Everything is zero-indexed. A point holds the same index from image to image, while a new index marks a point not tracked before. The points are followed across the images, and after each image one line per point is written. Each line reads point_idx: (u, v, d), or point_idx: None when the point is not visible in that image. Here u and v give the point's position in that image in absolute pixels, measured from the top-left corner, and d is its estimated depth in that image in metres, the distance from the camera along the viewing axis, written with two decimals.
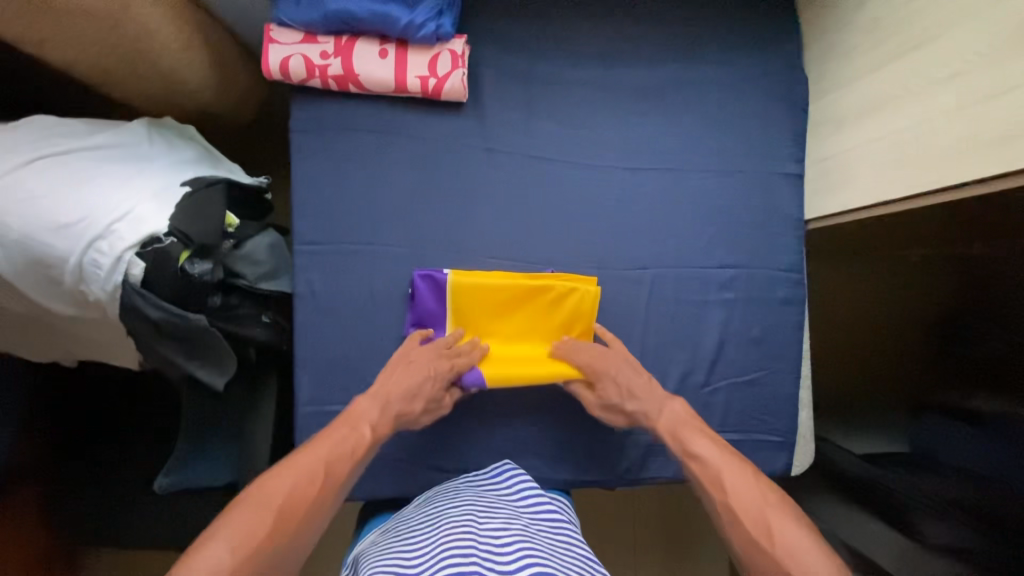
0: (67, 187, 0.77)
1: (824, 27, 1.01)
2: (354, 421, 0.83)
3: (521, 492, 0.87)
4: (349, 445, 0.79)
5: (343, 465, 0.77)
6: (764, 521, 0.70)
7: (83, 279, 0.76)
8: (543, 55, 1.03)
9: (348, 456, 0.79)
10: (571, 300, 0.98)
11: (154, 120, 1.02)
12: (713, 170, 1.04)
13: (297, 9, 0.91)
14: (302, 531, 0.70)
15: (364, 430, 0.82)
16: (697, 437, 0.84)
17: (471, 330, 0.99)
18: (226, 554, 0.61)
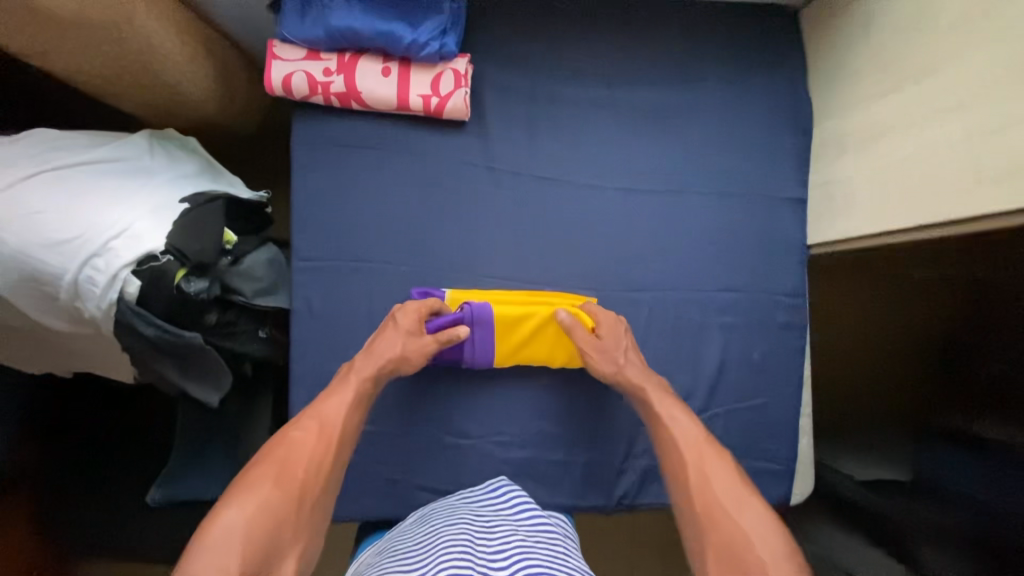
0: (65, 202, 0.76)
1: (829, 51, 1.00)
2: (352, 379, 0.84)
3: (517, 506, 0.86)
4: (354, 406, 0.82)
5: (351, 424, 0.81)
6: (726, 513, 0.69)
7: (78, 296, 0.76)
8: (547, 75, 1.02)
9: (353, 414, 0.82)
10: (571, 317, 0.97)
11: (156, 132, 1.02)
12: (716, 192, 1.03)
13: (301, 27, 0.91)
14: (323, 489, 0.73)
15: (357, 382, 0.84)
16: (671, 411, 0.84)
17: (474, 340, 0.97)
18: (243, 517, 0.64)
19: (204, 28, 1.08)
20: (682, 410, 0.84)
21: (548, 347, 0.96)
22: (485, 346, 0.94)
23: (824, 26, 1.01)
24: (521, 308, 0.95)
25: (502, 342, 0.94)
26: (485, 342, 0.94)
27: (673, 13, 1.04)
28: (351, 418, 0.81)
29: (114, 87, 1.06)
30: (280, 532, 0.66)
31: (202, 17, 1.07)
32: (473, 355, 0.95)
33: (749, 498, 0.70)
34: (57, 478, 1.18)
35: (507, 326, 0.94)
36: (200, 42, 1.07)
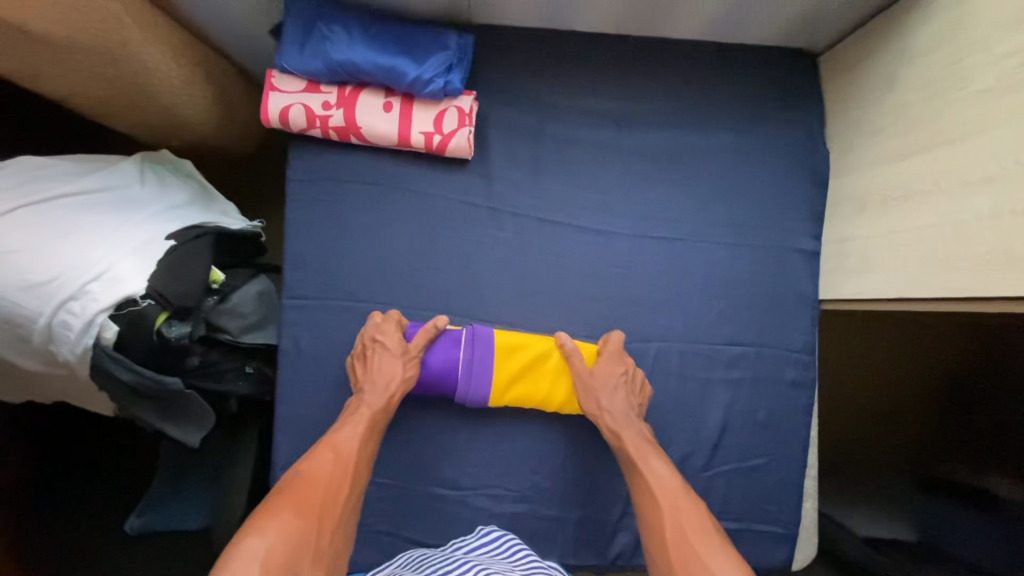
0: (46, 240, 0.73)
1: (849, 102, 0.97)
2: (364, 412, 0.83)
3: (515, 552, 0.82)
4: (368, 438, 0.81)
5: (366, 456, 0.80)
6: (689, 557, 0.71)
7: (53, 339, 0.72)
8: (554, 114, 0.98)
9: (367, 446, 0.81)
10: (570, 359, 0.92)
11: (149, 154, 0.98)
12: (727, 241, 0.99)
13: (300, 58, 0.88)
14: (340, 522, 0.72)
15: (368, 413, 0.83)
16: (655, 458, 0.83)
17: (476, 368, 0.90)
18: (266, 548, 0.63)
19: (203, 50, 1.05)
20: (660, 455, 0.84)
21: (546, 388, 0.92)
22: (479, 370, 0.90)
23: (843, 75, 0.98)
24: (517, 342, 0.91)
25: (498, 368, 0.90)
26: (479, 364, 0.90)
27: (688, 55, 1.00)
28: (366, 450, 0.81)
29: (108, 108, 1.02)
30: (300, 561, 0.65)
31: (201, 38, 1.04)
32: (467, 377, 0.90)
33: (721, 545, 0.72)
34: (35, 505, 1.12)
35: (503, 355, 0.90)
36: (199, 65, 1.03)
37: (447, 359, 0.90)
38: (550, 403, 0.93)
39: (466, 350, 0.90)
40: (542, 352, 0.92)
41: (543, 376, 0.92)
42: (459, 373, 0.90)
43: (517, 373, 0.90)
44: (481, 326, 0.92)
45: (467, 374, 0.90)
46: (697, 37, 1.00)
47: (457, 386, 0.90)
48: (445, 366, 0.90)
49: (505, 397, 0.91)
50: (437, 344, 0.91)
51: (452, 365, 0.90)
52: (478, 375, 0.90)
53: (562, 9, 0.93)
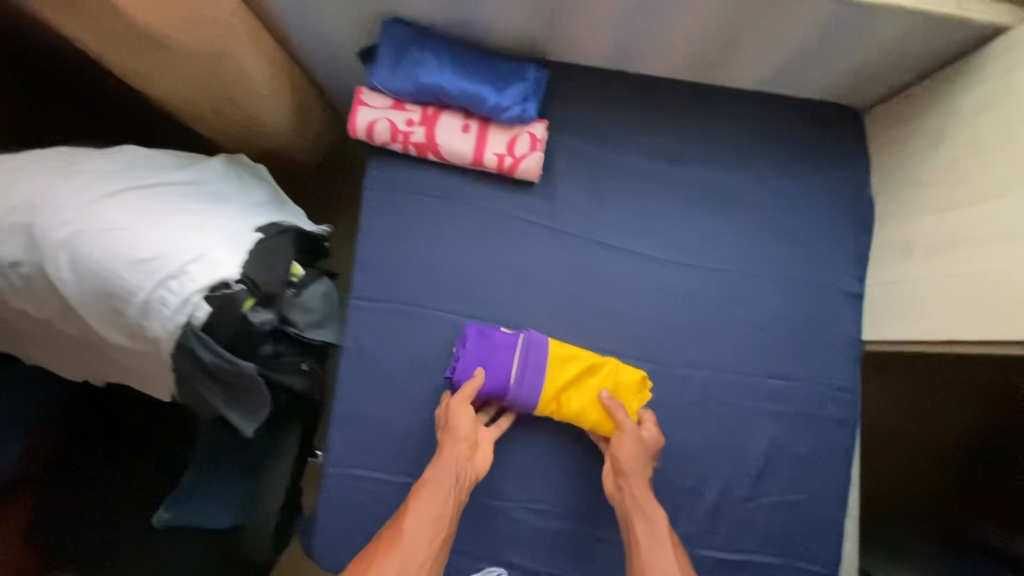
0: (151, 222, 0.78)
1: (897, 154, 1.03)
2: (426, 490, 0.84)
3: None
4: (433, 522, 0.81)
5: (430, 546, 0.79)
6: None
7: (147, 315, 0.75)
8: (617, 147, 1.05)
9: (432, 529, 0.80)
10: (615, 376, 0.94)
11: (231, 156, 1.04)
12: (775, 278, 1.04)
13: (392, 79, 0.95)
14: None
15: (433, 488, 0.84)
16: (658, 532, 0.84)
17: (532, 373, 0.92)
18: None
19: (293, 67, 1.13)
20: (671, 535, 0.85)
21: (593, 401, 0.93)
22: (533, 376, 0.92)
23: (890, 130, 1.04)
24: (566, 354, 0.94)
25: (550, 375, 0.92)
26: (532, 371, 0.92)
27: (742, 103, 1.08)
28: (431, 539, 0.80)
29: (197, 110, 1.10)
30: None
31: (291, 57, 1.12)
32: (520, 382, 0.92)
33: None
34: (44, 493, 1.12)
35: (555, 365, 0.93)
36: (287, 79, 1.11)
37: (501, 364, 0.92)
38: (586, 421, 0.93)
39: (521, 357, 0.92)
40: (590, 367, 0.94)
41: (590, 390, 0.93)
42: (509, 377, 0.92)
43: (568, 382, 0.92)
44: (536, 337, 0.94)
45: (520, 379, 0.92)
46: (754, 86, 1.07)
47: (508, 390, 0.92)
48: (498, 371, 0.92)
49: (549, 405, 0.93)
50: (490, 351, 0.93)
51: (505, 370, 0.92)
52: (530, 382, 0.92)
53: (633, 52, 1.01)
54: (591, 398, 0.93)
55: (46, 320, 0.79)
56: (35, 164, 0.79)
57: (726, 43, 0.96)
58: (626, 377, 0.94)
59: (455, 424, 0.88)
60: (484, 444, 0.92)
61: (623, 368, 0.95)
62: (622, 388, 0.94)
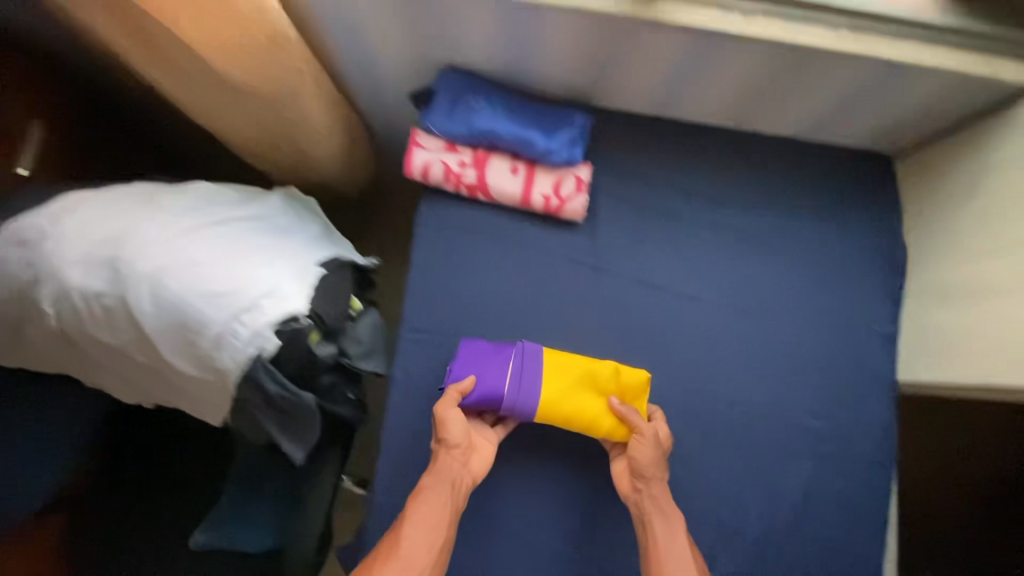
0: (227, 260, 0.82)
1: (930, 202, 1.06)
2: (422, 499, 0.84)
3: None
4: (434, 529, 0.82)
5: (433, 552, 0.81)
6: None
7: (218, 347, 0.79)
8: (659, 189, 1.10)
9: (434, 535, 0.82)
10: (618, 382, 0.94)
11: (285, 189, 1.08)
12: (812, 319, 1.07)
13: (447, 123, 1.01)
14: None
15: (432, 497, 0.84)
16: (673, 536, 0.86)
17: (525, 381, 0.93)
18: None
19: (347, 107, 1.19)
20: (685, 531, 0.87)
21: (592, 408, 0.93)
22: (527, 382, 0.93)
23: (922, 177, 1.08)
24: (564, 360, 0.95)
25: (545, 382, 0.93)
26: (530, 374, 0.93)
27: (777, 152, 1.13)
28: (432, 546, 0.81)
29: (255, 146, 1.15)
30: None
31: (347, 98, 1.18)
32: (515, 388, 0.92)
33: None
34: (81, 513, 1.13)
35: (555, 369, 0.94)
36: (342, 119, 1.17)
37: (500, 368, 0.93)
38: (599, 428, 0.93)
39: (516, 363, 0.93)
40: (595, 374, 0.94)
41: (589, 396, 0.93)
42: (510, 381, 0.93)
43: (563, 388, 0.93)
44: (531, 342, 0.96)
45: (515, 385, 0.92)
46: (790, 133, 1.12)
47: (503, 397, 0.92)
48: (491, 378, 0.93)
49: (555, 412, 0.93)
50: (487, 358, 0.94)
51: (498, 377, 0.93)
52: (526, 388, 0.92)
53: (675, 101, 1.06)
54: (590, 405, 0.93)
55: (119, 349, 0.82)
56: (118, 200, 0.83)
57: (768, 96, 1.00)
58: (630, 380, 0.94)
59: (449, 435, 0.88)
60: (479, 448, 0.93)
61: (625, 371, 0.94)
62: (627, 392, 0.94)
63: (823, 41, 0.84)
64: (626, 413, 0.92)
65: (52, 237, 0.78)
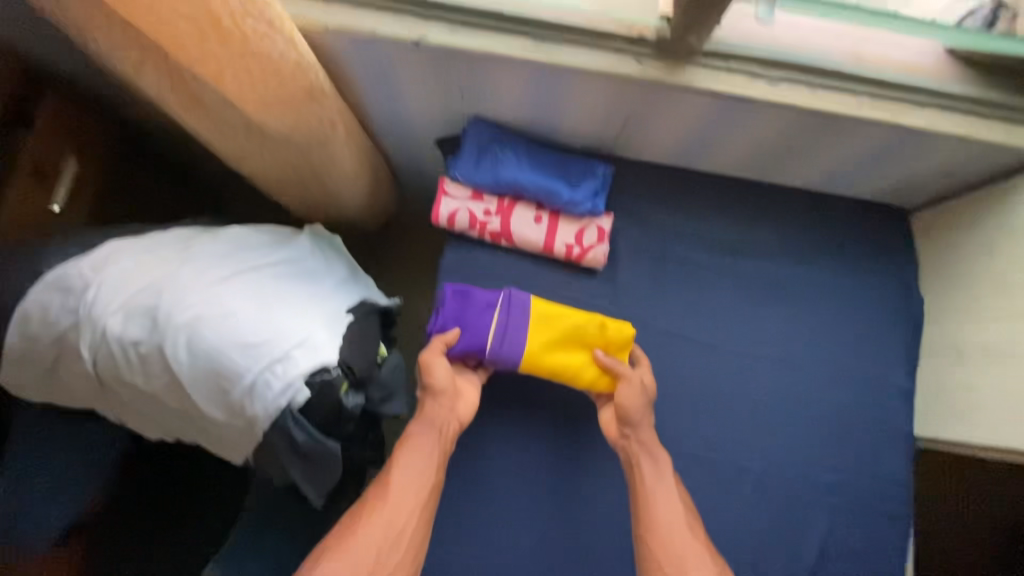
0: (261, 309, 0.84)
1: (946, 259, 1.08)
2: (408, 443, 0.88)
3: None
4: (421, 470, 0.86)
5: (421, 490, 0.84)
6: None
7: (250, 396, 0.80)
8: (679, 238, 1.12)
9: (422, 475, 0.85)
10: (604, 335, 0.97)
11: (311, 228, 1.10)
12: (828, 370, 1.09)
13: (474, 172, 1.04)
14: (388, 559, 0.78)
15: (419, 440, 0.88)
16: (662, 481, 0.87)
17: (509, 331, 0.96)
18: None
19: (374, 149, 1.21)
20: (673, 473, 0.89)
21: (574, 360, 0.97)
22: (512, 333, 0.96)
23: (936, 233, 1.10)
24: (551, 311, 0.98)
25: (530, 334, 0.97)
26: (516, 325, 0.97)
27: (793, 204, 1.15)
28: (420, 485, 0.84)
29: (282, 187, 1.17)
30: None
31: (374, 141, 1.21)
32: (499, 340, 0.96)
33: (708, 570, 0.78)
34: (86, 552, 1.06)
35: (541, 319, 0.97)
36: (368, 161, 1.20)
37: (486, 318, 0.97)
38: (581, 378, 0.97)
39: (502, 314, 0.97)
40: (581, 326, 0.97)
41: (572, 348, 0.98)
42: (495, 333, 0.97)
43: (547, 340, 0.97)
44: (517, 292, 1.00)
45: (500, 336, 0.96)
46: (808, 186, 1.14)
47: (488, 348, 0.97)
48: (478, 327, 0.97)
49: (540, 363, 0.97)
50: (474, 307, 0.98)
51: (484, 329, 0.97)
52: (511, 339, 0.96)
53: (695, 154, 1.09)
54: (572, 357, 0.97)
55: (152, 395, 0.83)
56: (156, 248, 0.85)
57: (787, 153, 1.03)
58: (615, 331, 0.97)
59: (435, 380, 0.92)
60: (463, 395, 0.97)
61: (611, 324, 0.98)
62: (611, 344, 0.98)
63: (845, 108, 0.87)
64: (609, 362, 0.96)
65: (91, 285, 0.79)
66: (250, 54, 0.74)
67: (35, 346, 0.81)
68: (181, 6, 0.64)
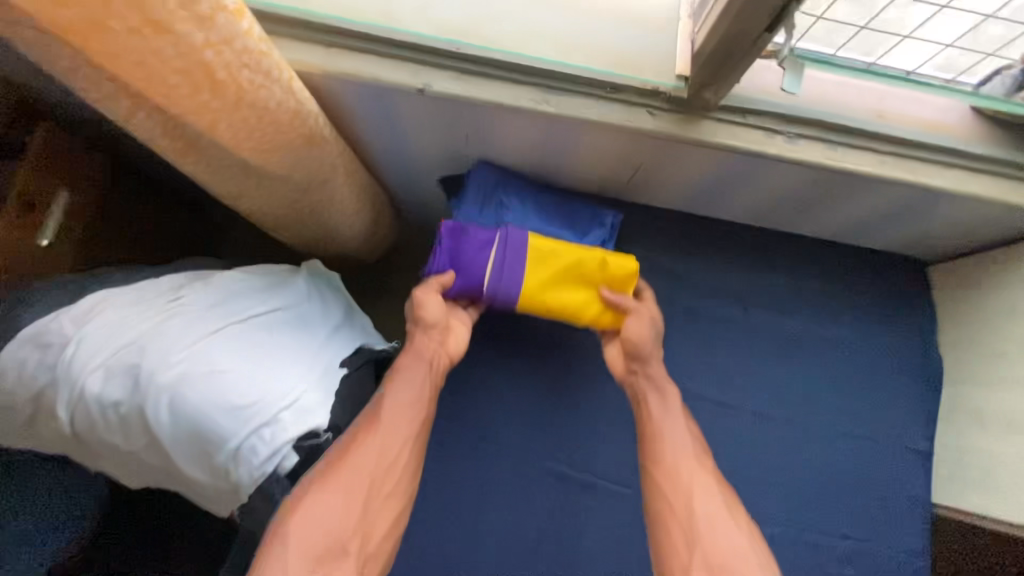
0: (250, 365, 0.80)
1: (966, 318, 1.04)
2: (402, 372, 0.85)
3: None
4: (418, 397, 0.84)
5: (416, 418, 0.83)
6: (703, 532, 0.73)
7: (234, 461, 0.76)
8: (689, 287, 1.08)
9: (418, 402, 0.84)
10: (606, 272, 0.94)
11: (307, 265, 1.06)
12: (843, 429, 1.04)
13: (477, 218, 1.00)
14: (387, 489, 0.76)
15: (414, 369, 0.86)
16: (671, 418, 0.85)
17: (508, 271, 0.93)
18: (320, 517, 0.68)
19: (376, 187, 1.18)
20: (680, 404, 0.88)
21: (576, 298, 0.94)
22: (511, 272, 0.93)
23: (955, 289, 1.06)
24: (553, 246, 0.95)
25: (531, 271, 0.93)
26: (514, 264, 0.93)
27: (807, 255, 1.11)
28: (415, 415, 0.83)
29: (279, 225, 1.14)
30: (341, 534, 0.69)
31: (376, 178, 1.18)
32: (498, 279, 0.93)
33: (715, 491, 0.78)
34: None
35: (540, 255, 0.94)
36: (369, 199, 1.16)
37: (483, 255, 0.93)
38: (583, 316, 0.95)
39: (500, 251, 0.93)
40: (583, 262, 0.94)
41: (575, 285, 0.95)
42: (493, 272, 0.93)
43: (549, 279, 0.94)
44: (515, 229, 0.95)
45: (498, 275, 0.93)
46: (823, 235, 1.10)
47: (487, 287, 0.94)
48: (477, 266, 0.93)
49: (543, 299, 0.94)
50: (471, 245, 0.94)
51: (482, 267, 0.94)
52: (510, 277, 0.93)
53: (709, 203, 1.05)
54: (573, 295, 0.94)
55: (133, 453, 0.79)
56: (141, 299, 0.81)
57: (805, 205, 0.99)
58: (618, 266, 0.94)
59: (427, 314, 0.89)
60: (455, 332, 0.94)
61: (614, 260, 0.94)
62: (614, 279, 0.95)
63: (867, 168, 0.83)
64: (612, 296, 0.94)
65: (70, 340, 0.75)
66: (246, 104, 0.70)
67: (9, 403, 0.77)
68: (174, 60, 0.60)
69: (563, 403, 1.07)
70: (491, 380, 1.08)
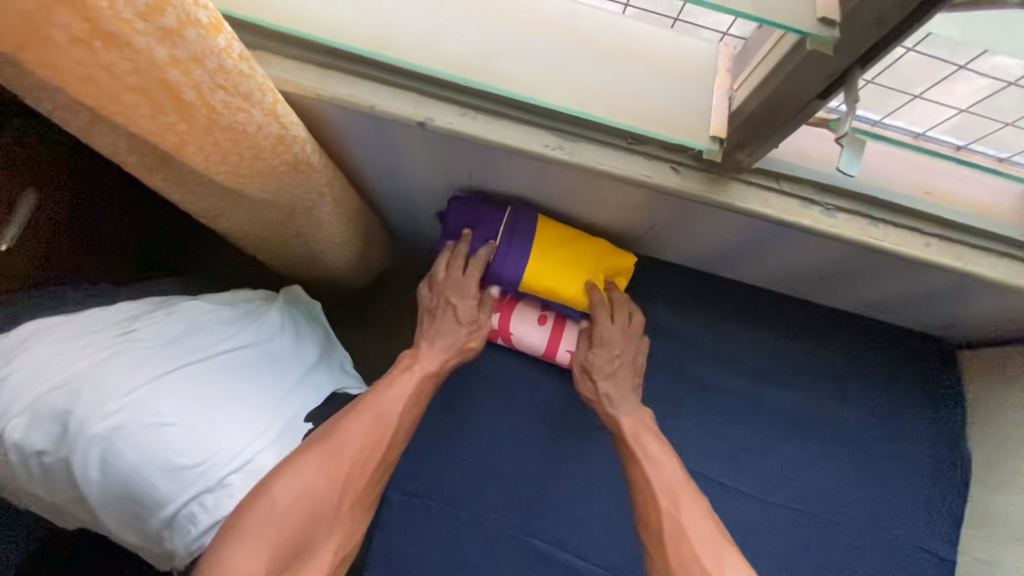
0: (202, 413, 0.71)
1: (998, 412, 0.95)
2: (412, 371, 0.84)
3: None
4: (411, 400, 0.81)
5: (408, 423, 0.80)
6: None
7: (171, 526, 0.69)
8: (695, 353, 1.01)
9: (411, 405, 0.81)
10: (610, 265, 0.93)
11: (288, 290, 0.96)
12: (855, 524, 0.95)
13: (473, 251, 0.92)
14: (367, 490, 0.73)
15: (418, 373, 0.84)
16: (654, 462, 0.78)
17: (516, 241, 0.90)
18: (301, 498, 0.65)
19: (370, 214, 1.10)
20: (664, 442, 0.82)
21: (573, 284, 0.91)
22: (519, 245, 0.90)
23: (988, 379, 0.97)
24: (565, 227, 0.92)
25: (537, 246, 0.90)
26: (524, 237, 0.90)
27: (827, 328, 1.02)
28: (407, 419, 0.80)
29: (263, 250, 1.06)
30: (315, 525, 0.66)
31: (371, 205, 1.10)
32: (505, 249, 0.90)
33: (720, 538, 0.69)
34: None
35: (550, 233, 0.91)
36: (362, 227, 1.08)
37: (490, 223, 0.91)
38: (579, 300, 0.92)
39: (512, 223, 0.91)
40: (592, 249, 0.92)
41: (577, 270, 0.91)
42: (501, 241, 0.90)
43: (553, 257, 0.90)
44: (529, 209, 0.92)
45: (506, 245, 0.90)
46: (844, 307, 1.02)
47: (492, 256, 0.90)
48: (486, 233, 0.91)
49: (542, 278, 0.91)
50: (485, 212, 0.91)
51: (492, 234, 0.91)
52: (517, 250, 0.90)
53: (728, 265, 0.97)
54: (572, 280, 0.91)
55: (57, 504, 0.71)
56: (85, 327, 0.71)
57: (830, 279, 0.91)
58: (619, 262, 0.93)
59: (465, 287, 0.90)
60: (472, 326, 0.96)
61: (618, 256, 0.93)
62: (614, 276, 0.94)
63: (912, 251, 0.75)
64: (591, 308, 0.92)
65: None
66: (219, 127, 0.62)
67: None
68: (128, 77, 0.52)
69: (553, 469, 0.97)
70: (475, 436, 0.98)
